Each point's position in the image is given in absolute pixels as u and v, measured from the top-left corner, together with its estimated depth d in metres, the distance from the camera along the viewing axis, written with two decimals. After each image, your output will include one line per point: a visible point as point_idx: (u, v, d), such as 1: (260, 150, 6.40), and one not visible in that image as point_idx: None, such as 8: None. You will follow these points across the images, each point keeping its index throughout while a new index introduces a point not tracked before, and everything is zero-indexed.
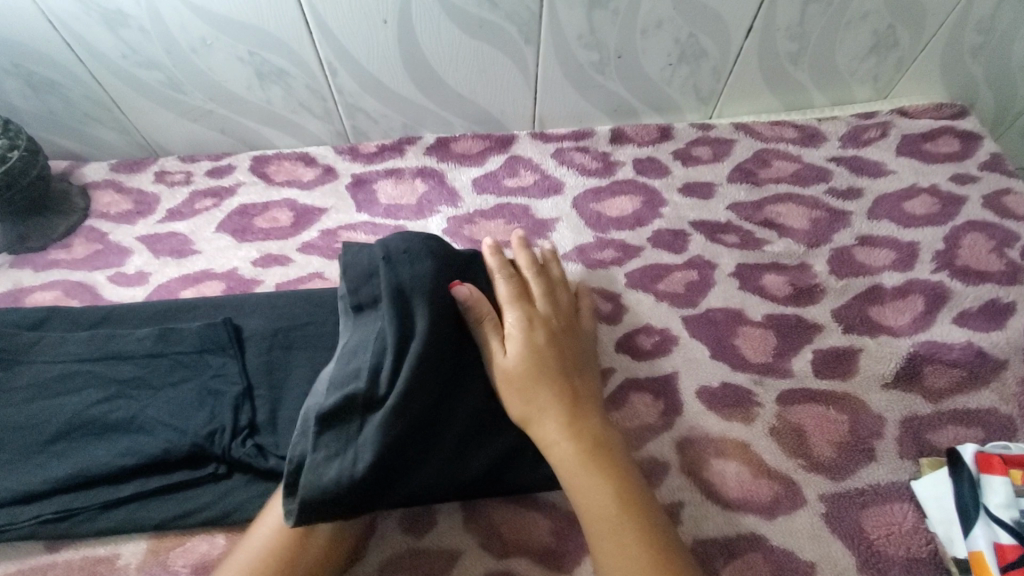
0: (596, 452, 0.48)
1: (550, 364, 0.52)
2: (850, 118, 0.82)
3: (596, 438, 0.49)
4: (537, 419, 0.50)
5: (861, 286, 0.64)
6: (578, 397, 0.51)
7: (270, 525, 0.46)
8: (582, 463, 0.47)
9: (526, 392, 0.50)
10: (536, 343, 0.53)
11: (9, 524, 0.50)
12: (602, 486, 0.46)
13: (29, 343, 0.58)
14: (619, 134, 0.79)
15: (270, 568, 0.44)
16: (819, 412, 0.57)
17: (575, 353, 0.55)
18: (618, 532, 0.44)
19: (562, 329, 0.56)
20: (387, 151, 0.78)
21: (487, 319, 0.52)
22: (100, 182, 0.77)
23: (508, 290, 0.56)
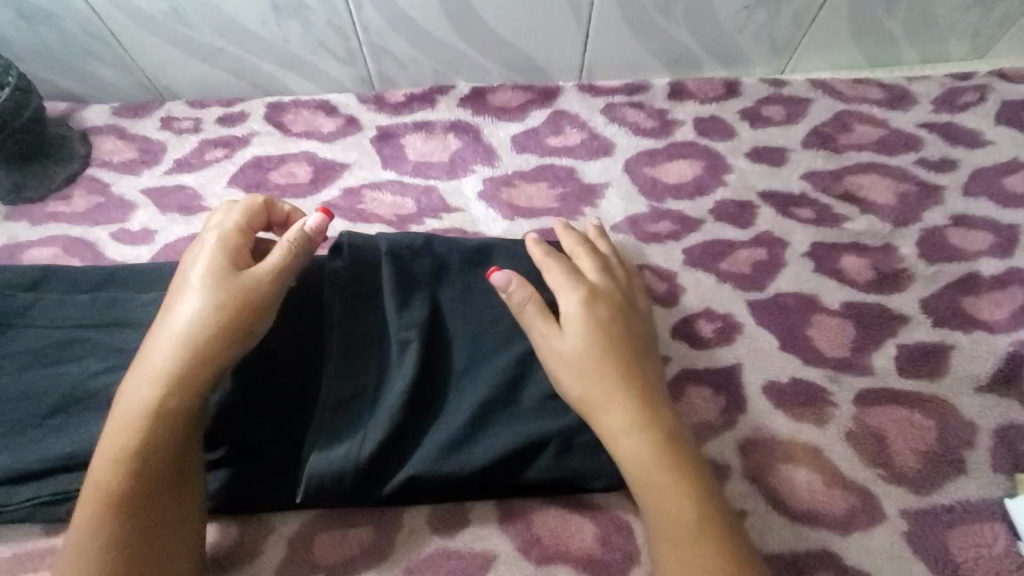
0: (671, 446, 0.42)
1: (611, 343, 0.46)
2: (943, 79, 0.72)
3: (669, 431, 0.43)
4: (599, 405, 0.43)
5: (954, 274, 0.56)
6: (646, 382, 0.45)
7: (93, 490, 0.40)
8: (659, 461, 0.41)
9: (585, 374, 0.44)
10: (596, 320, 0.47)
11: (5, 504, 0.46)
12: (677, 489, 0.40)
13: (25, 305, 0.52)
14: (679, 89, 0.70)
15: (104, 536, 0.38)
16: (902, 416, 0.50)
17: (639, 333, 0.48)
18: (695, 542, 0.39)
19: (622, 304, 0.49)
20: (416, 101, 0.70)
21: (535, 301, 0.47)
22: (103, 127, 0.70)
23: (561, 268, 0.50)
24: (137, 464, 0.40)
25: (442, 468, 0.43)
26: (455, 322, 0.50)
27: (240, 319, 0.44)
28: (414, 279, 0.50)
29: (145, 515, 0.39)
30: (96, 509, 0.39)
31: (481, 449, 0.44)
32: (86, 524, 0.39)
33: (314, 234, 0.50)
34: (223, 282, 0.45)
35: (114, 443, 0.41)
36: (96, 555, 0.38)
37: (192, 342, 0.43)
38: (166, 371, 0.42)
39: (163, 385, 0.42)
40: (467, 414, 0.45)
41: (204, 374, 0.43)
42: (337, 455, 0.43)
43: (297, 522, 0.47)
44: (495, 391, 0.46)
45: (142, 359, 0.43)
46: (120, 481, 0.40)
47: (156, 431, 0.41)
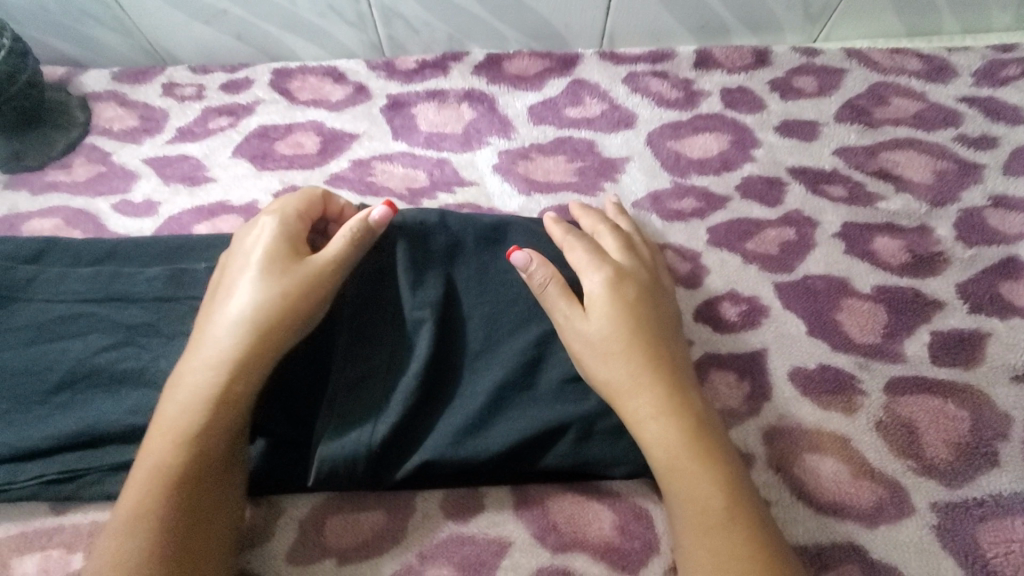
0: (701, 433, 0.40)
1: (638, 325, 0.44)
2: (985, 50, 0.68)
3: (698, 416, 0.41)
4: (625, 388, 0.42)
5: (993, 258, 0.53)
6: (674, 365, 0.43)
7: (145, 470, 0.38)
8: (687, 446, 0.40)
9: (611, 356, 0.43)
10: (622, 301, 0.45)
11: (11, 483, 0.45)
12: (706, 475, 0.39)
13: (26, 278, 0.50)
14: (705, 58, 0.67)
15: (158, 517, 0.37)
16: (934, 405, 0.48)
17: (667, 314, 0.47)
18: (727, 530, 0.37)
19: (649, 284, 0.47)
20: (428, 69, 0.67)
21: (556, 282, 0.46)
22: (103, 93, 0.67)
23: (584, 247, 0.48)
24: (194, 448, 0.39)
25: (455, 453, 0.42)
26: (469, 302, 0.48)
27: (305, 306, 0.43)
28: (426, 256, 0.48)
29: (197, 501, 0.38)
30: (149, 491, 0.37)
31: (497, 434, 0.43)
32: (136, 506, 0.37)
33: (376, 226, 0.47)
34: (288, 268, 0.44)
35: (173, 424, 0.40)
36: (143, 539, 0.36)
37: (256, 325, 0.42)
38: (230, 353, 0.41)
39: (225, 368, 0.41)
40: (481, 398, 0.44)
41: (268, 359, 0.42)
42: (350, 438, 0.41)
43: (307, 505, 0.46)
44: (511, 373, 0.45)
45: (202, 340, 0.42)
46: (178, 464, 0.38)
47: (216, 415, 0.40)
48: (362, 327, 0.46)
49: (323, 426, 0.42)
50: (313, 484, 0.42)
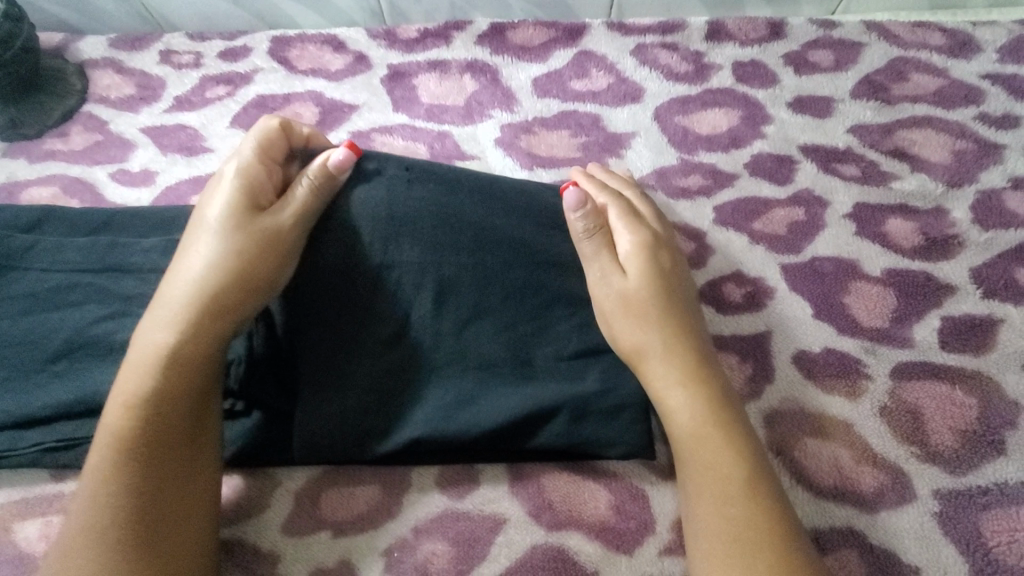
0: (724, 401, 0.40)
1: (667, 292, 0.44)
2: (1013, 24, 0.65)
3: (719, 385, 0.41)
4: (653, 351, 0.42)
5: (1011, 242, 0.51)
6: (698, 337, 0.43)
7: (110, 429, 0.38)
8: (709, 415, 0.40)
9: (640, 320, 0.43)
10: (654, 268, 0.45)
11: (10, 449, 0.45)
12: (725, 445, 0.38)
13: (23, 246, 0.50)
14: (718, 29, 0.65)
15: (124, 480, 0.36)
16: (941, 391, 0.47)
17: (692, 287, 0.47)
18: (736, 503, 0.37)
19: (676, 255, 0.48)
20: (430, 37, 0.65)
21: (599, 235, 0.46)
22: (100, 61, 0.66)
23: (619, 210, 0.48)
24: (152, 410, 0.38)
25: (447, 425, 0.41)
26: (462, 264, 0.45)
27: (262, 265, 0.42)
28: (413, 212, 0.45)
29: (163, 463, 0.37)
30: (110, 454, 0.37)
31: (491, 409, 0.42)
32: (102, 468, 0.37)
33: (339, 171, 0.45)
34: (251, 222, 0.43)
35: (132, 385, 0.39)
36: (110, 498, 0.36)
37: (209, 284, 0.41)
38: (183, 313, 0.41)
39: (181, 328, 0.40)
40: (477, 372, 0.43)
41: (225, 318, 0.41)
42: (357, 411, 0.43)
43: (303, 477, 0.46)
44: (508, 349, 0.44)
45: (160, 303, 0.42)
46: (137, 425, 0.38)
47: (172, 372, 0.39)
48: (361, 297, 0.45)
49: (329, 393, 0.43)
50: (302, 453, 0.43)
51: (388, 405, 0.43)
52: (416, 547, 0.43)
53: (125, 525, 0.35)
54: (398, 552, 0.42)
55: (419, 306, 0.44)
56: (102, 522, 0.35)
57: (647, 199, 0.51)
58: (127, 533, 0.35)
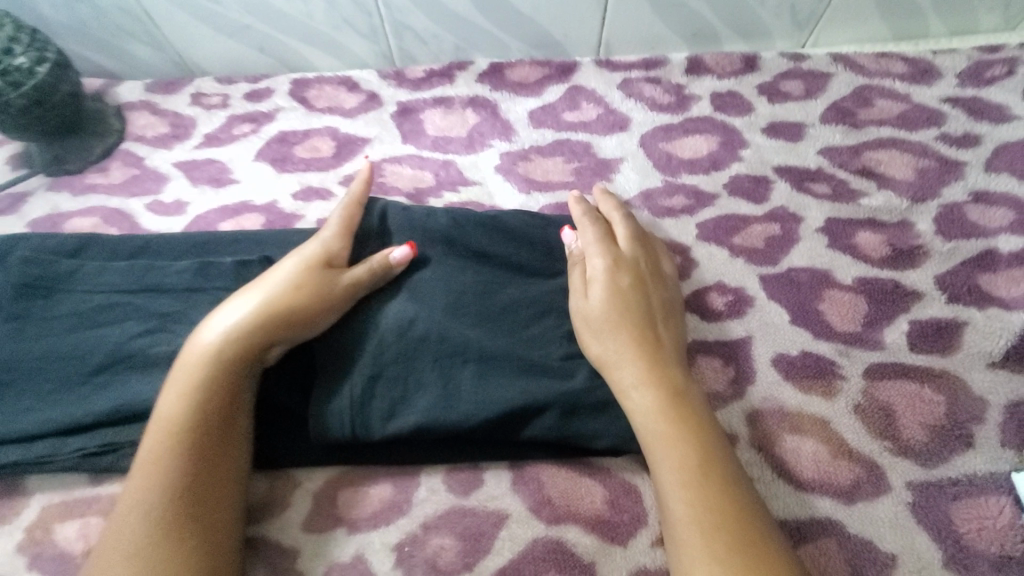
0: (677, 401, 0.44)
1: (630, 308, 0.49)
2: (971, 51, 0.70)
3: (675, 387, 0.45)
4: (614, 362, 0.47)
5: (972, 251, 0.56)
6: (659, 347, 0.48)
7: (163, 416, 0.43)
8: (663, 413, 0.44)
9: (605, 332, 0.48)
10: (618, 287, 0.49)
11: (54, 455, 0.48)
12: (686, 437, 0.43)
13: (68, 271, 0.54)
14: (697, 64, 0.70)
15: (169, 467, 0.41)
16: (911, 390, 0.50)
17: (662, 303, 0.51)
18: (699, 489, 0.40)
19: (644, 270, 0.52)
20: (435, 77, 0.71)
21: (581, 264, 0.52)
22: (136, 103, 0.71)
23: (595, 233, 0.54)
24: (198, 403, 0.43)
25: (444, 417, 0.46)
26: (467, 278, 0.52)
27: (312, 309, 0.48)
28: (429, 238, 0.54)
29: (204, 455, 0.42)
30: (155, 449, 0.42)
31: (486, 401, 0.47)
32: (152, 455, 0.42)
33: (394, 266, 0.52)
34: (308, 262, 0.50)
35: (186, 376, 0.44)
36: (159, 482, 0.40)
37: (266, 307, 0.47)
38: (240, 325, 0.46)
39: (229, 334, 0.46)
40: (474, 368, 0.48)
41: (264, 336, 0.46)
42: (365, 405, 0.47)
43: (322, 478, 0.50)
44: (499, 351, 0.49)
45: (222, 309, 0.47)
46: (184, 415, 0.43)
47: (220, 370, 0.44)
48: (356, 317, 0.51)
49: (339, 387, 0.48)
50: (316, 435, 0.47)
51: (393, 395, 0.48)
52: (425, 541, 0.46)
53: (172, 507, 0.40)
54: (409, 547, 0.46)
55: (428, 307, 0.50)
56: (150, 504, 0.40)
57: (633, 220, 0.56)
58: (169, 518, 0.39)
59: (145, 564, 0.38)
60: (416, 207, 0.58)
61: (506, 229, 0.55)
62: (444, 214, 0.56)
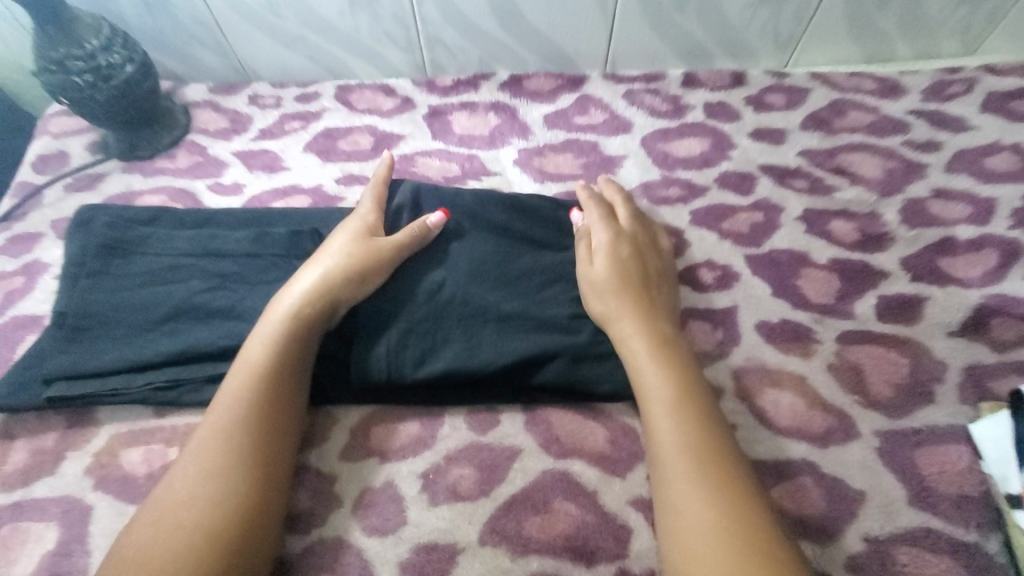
0: (667, 352, 0.51)
1: (629, 273, 0.56)
2: (934, 72, 0.79)
3: (667, 340, 0.52)
4: (615, 317, 0.54)
5: (933, 237, 0.63)
6: (653, 307, 0.55)
7: (246, 360, 0.50)
8: (654, 359, 0.50)
9: (607, 292, 0.55)
10: (618, 257, 0.57)
11: (125, 388, 0.55)
12: (676, 382, 0.49)
13: (143, 236, 0.63)
14: (693, 79, 0.80)
15: (250, 403, 0.48)
16: (878, 353, 0.57)
17: (654, 271, 0.58)
18: (685, 423, 0.46)
19: (642, 244, 0.60)
20: (462, 86, 0.81)
21: (586, 238, 0.60)
22: (200, 102, 0.81)
23: (598, 213, 0.62)
24: (277, 352, 0.51)
25: (467, 363, 0.54)
26: (490, 248, 0.60)
27: (369, 276, 0.56)
28: (457, 214, 0.63)
29: (278, 398, 0.49)
30: (238, 387, 0.49)
31: (505, 349, 0.54)
32: (235, 392, 0.49)
33: (433, 229, 0.60)
34: (357, 238, 0.58)
35: (269, 328, 0.52)
36: (239, 415, 0.47)
37: (334, 275, 0.55)
38: (314, 288, 0.54)
39: (306, 296, 0.53)
40: (495, 323, 0.56)
41: (333, 300, 0.54)
42: (399, 352, 0.55)
43: (357, 416, 0.56)
44: (516, 309, 0.56)
45: (299, 275, 0.55)
46: (265, 361, 0.50)
47: (296, 326, 0.52)
48: (390, 282, 0.58)
49: (377, 337, 0.55)
50: (356, 377, 0.54)
51: (423, 345, 0.55)
52: (447, 471, 0.52)
53: (249, 438, 0.47)
54: (433, 475, 0.52)
55: (454, 272, 0.58)
56: (230, 433, 0.47)
57: (633, 204, 0.64)
58: (244, 446, 0.46)
59: (219, 489, 0.44)
60: (444, 189, 0.66)
61: (523, 209, 0.64)
62: (470, 195, 0.65)
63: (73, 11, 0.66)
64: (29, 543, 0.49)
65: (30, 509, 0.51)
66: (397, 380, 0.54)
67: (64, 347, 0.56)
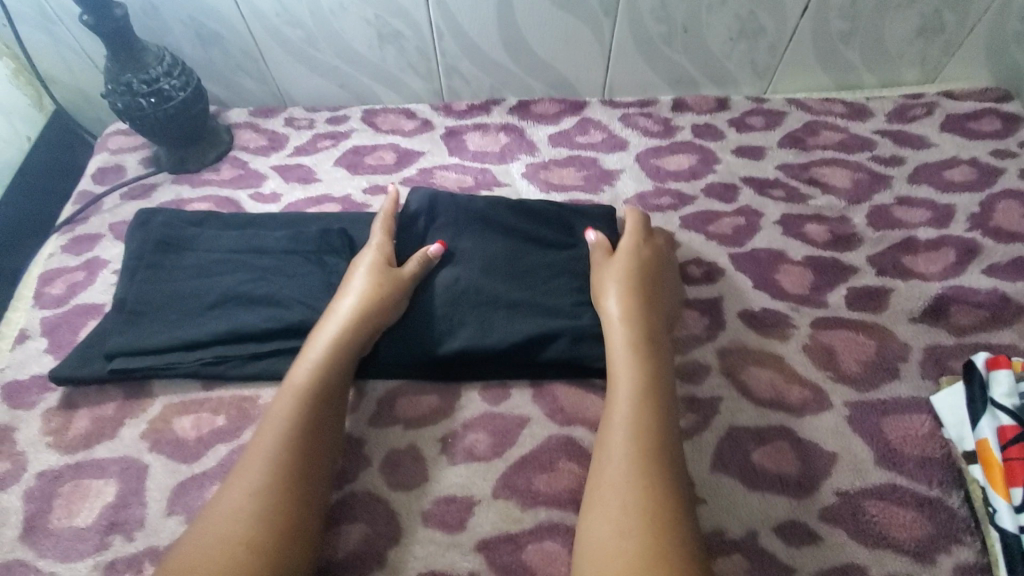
0: (639, 346, 0.57)
1: (630, 271, 0.63)
2: (898, 98, 0.89)
3: (650, 334, 0.58)
4: (609, 310, 0.60)
5: (896, 238, 0.71)
6: (648, 300, 0.62)
7: (295, 382, 0.55)
8: (630, 348, 0.57)
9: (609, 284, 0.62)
10: (622, 257, 0.65)
11: (178, 363, 0.61)
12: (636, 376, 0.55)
13: (193, 235, 0.71)
14: (681, 104, 0.89)
15: (295, 422, 0.53)
16: (849, 336, 0.63)
17: (654, 267, 0.65)
18: (635, 413, 0.52)
19: (642, 246, 0.67)
20: (475, 109, 0.90)
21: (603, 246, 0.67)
22: (241, 123, 0.90)
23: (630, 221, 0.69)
24: (322, 378, 0.56)
25: (480, 343, 0.60)
26: (500, 246, 0.68)
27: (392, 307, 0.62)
28: (469, 216, 0.70)
29: (319, 418, 0.54)
30: (283, 407, 0.54)
31: (514, 331, 0.61)
32: (282, 412, 0.53)
33: (433, 257, 0.66)
34: (381, 268, 0.64)
35: (318, 354, 0.57)
36: (284, 433, 0.52)
37: (367, 305, 0.60)
38: (350, 315, 0.60)
39: (344, 324, 0.59)
40: (505, 310, 0.63)
41: (367, 329, 0.60)
42: (422, 335, 0.62)
43: (385, 389, 0.62)
44: (525, 298, 0.64)
45: (336, 305, 0.61)
46: (308, 383, 0.55)
47: (338, 354, 0.58)
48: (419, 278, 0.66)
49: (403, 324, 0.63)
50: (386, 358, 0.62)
51: (441, 329, 0.62)
52: (464, 436, 0.58)
53: (293, 454, 0.51)
54: (452, 439, 0.58)
55: (468, 268, 0.66)
56: (277, 450, 0.51)
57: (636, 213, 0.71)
58: (291, 462, 0.50)
59: (264, 503, 0.47)
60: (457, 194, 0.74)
61: (528, 211, 0.71)
62: (482, 199, 0.72)
63: (143, 43, 0.76)
64: (90, 498, 0.56)
65: (89, 468, 0.58)
66: (419, 359, 0.61)
67: (124, 328, 0.63)
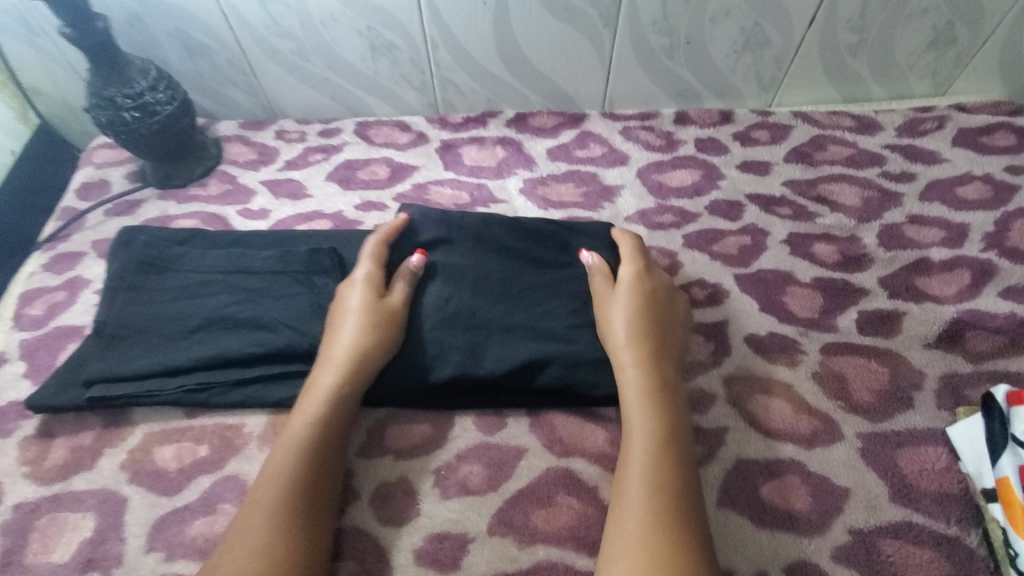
0: (657, 390, 0.54)
1: (638, 302, 0.60)
2: (907, 111, 0.86)
3: (662, 375, 0.56)
4: (618, 343, 0.57)
5: (908, 259, 0.68)
6: (655, 331, 0.59)
7: (295, 429, 0.53)
8: (648, 392, 0.54)
9: (613, 312, 0.60)
10: (627, 285, 0.61)
11: (159, 390, 0.59)
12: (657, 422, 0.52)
13: (177, 254, 0.68)
14: (684, 117, 0.87)
15: (296, 472, 0.50)
16: (860, 363, 0.61)
17: (659, 292, 0.63)
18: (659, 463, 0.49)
19: (645, 270, 0.64)
20: (472, 122, 0.88)
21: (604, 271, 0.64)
22: (231, 136, 0.88)
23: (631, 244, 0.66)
24: (324, 425, 0.53)
25: (472, 368, 0.58)
26: (495, 266, 0.65)
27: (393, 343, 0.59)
28: (464, 234, 0.68)
29: (321, 469, 0.51)
30: (283, 457, 0.51)
31: (507, 356, 0.58)
32: (281, 462, 0.51)
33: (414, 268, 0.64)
34: (379, 299, 0.61)
35: (316, 398, 0.54)
36: (285, 486, 0.49)
37: (368, 343, 0.57)
38: (350, 353, 0.57)
39: (345, 364, 0.56)
40: (499, 334, 0.60)
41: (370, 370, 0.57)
42: (411, 360, 0.59)
43: (376, 417, 0.59)
44: (521, 321, 0.61)
45: (334, 342, 0.58)
46: (308, 431, 0.52)
47: (339, 397, 0.55)
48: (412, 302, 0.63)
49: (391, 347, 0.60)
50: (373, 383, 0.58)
51: (430, 352, 0.59)
52: (457, 468, 0.55)
53: (295, 509, 0.48)
54: (445, 472, 0.55)
55: (460, 288, 0.63)
56: (278, 505, 0.48)
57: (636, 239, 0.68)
58: (295, 517, 0.48)
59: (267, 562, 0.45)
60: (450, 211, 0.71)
61: (524, 230, 0.68)
62: (477, 217, 0.69)
63: (126, 56, 0.73)
64: (67, 532, 0.53)
65: (67, 501, 0.55)
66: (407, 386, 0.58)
67: (104, 354, 0.61)
